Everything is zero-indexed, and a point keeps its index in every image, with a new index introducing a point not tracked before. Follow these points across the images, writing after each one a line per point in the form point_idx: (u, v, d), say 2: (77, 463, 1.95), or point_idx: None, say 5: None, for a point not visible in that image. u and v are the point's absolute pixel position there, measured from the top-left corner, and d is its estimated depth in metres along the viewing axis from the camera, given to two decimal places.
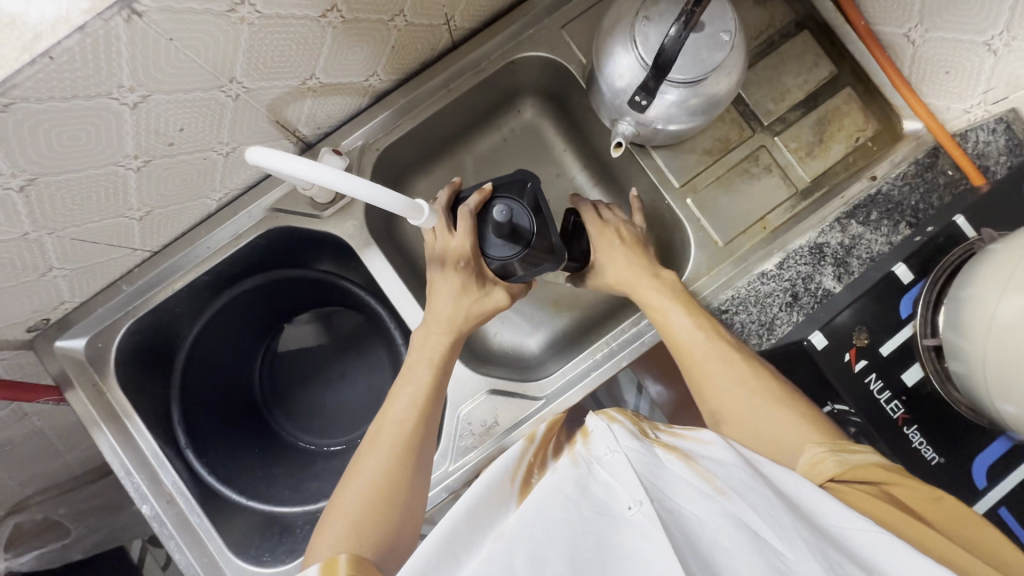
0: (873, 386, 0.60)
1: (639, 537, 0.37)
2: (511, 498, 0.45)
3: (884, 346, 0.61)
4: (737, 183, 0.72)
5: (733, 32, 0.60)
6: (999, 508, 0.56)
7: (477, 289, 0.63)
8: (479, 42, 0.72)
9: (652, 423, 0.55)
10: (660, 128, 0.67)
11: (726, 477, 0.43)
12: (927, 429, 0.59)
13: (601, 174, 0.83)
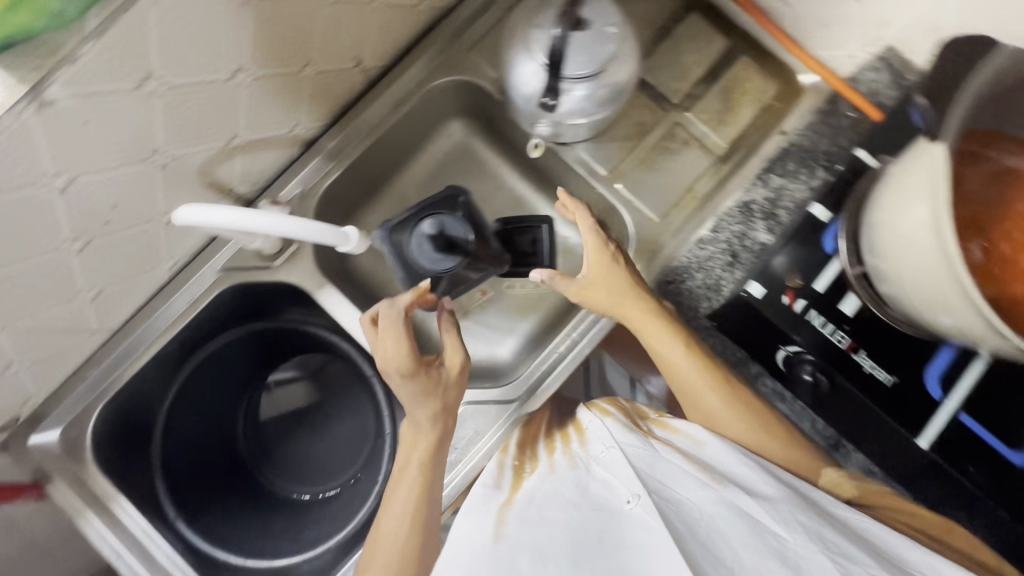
0: (816, 322, 0.62)
1: (639, 529, 0.46)
2: (503, 493, 0.58)
3: (817, 284, 0.63)
4: (661, 161, 0.76)
5: (617, 25, 0.65)
6: (961, 414, 0.58)
7: (433, 385, 0.61)
8: (394, 78, 0.76)
9: (642, 411, 0.67)
10: (575, 123, 0.70)
11: (713, 471, 0.53)
12: (876, 352, 0.61)
13: (537, 178, 0.87)
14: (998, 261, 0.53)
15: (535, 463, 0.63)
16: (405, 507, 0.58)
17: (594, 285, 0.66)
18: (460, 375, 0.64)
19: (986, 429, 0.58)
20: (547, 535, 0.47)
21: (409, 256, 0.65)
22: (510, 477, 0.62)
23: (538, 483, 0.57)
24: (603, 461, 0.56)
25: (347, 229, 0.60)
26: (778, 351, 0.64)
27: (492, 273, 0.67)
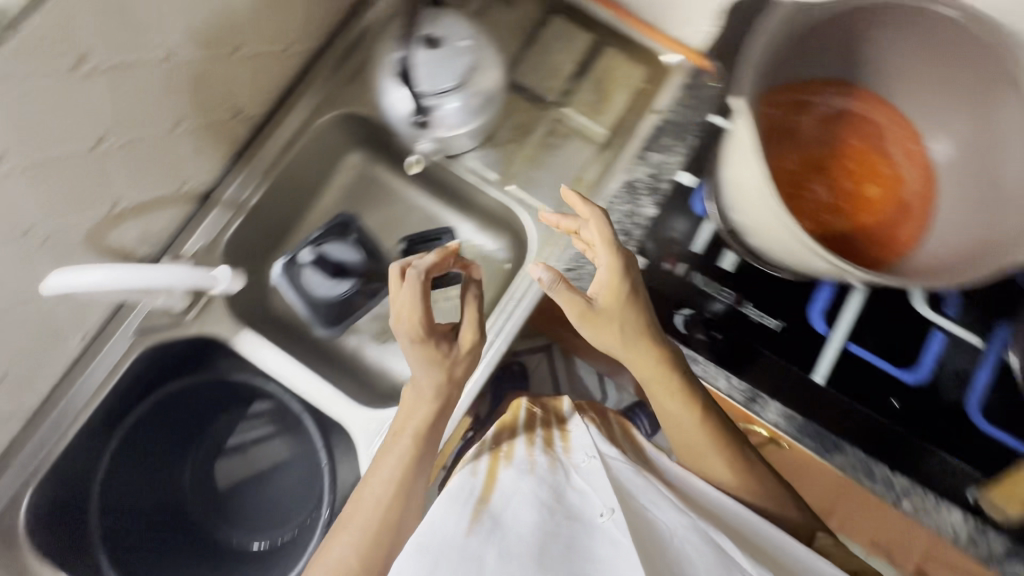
0: (699, 281, 0.66)
1: (608, 544, 0.47)
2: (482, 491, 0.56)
3: (694, 245, 0.67)
4: (547, 158, 0.79)
5: (471, 39, 0.69)
6: (848, 345, 0.62)
7: (442, 355, 0.63)
8: (280, 121, 0.79)
9: (623, 428, 0.69)
10: (452, 136, 0.73)
11: (686, 499, 0.55)
12: (761, 300, 0.64)
13: (441, 194, 0.88)
14: (842, 197, 0.57)
15: (512, 445, 0.65)
16: (380, 488, 0.60)
17: (608, 326, 0.59)
18: (470, 352, 0.65)
19: (873, 353, 0.62)
20: (516, 536, 0.49)
21: (300, 286, 0.65)
22: (484, 463, 0.62)
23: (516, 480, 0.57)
24: (586, 472, 0.56)
25: (212, 270, 0.70)
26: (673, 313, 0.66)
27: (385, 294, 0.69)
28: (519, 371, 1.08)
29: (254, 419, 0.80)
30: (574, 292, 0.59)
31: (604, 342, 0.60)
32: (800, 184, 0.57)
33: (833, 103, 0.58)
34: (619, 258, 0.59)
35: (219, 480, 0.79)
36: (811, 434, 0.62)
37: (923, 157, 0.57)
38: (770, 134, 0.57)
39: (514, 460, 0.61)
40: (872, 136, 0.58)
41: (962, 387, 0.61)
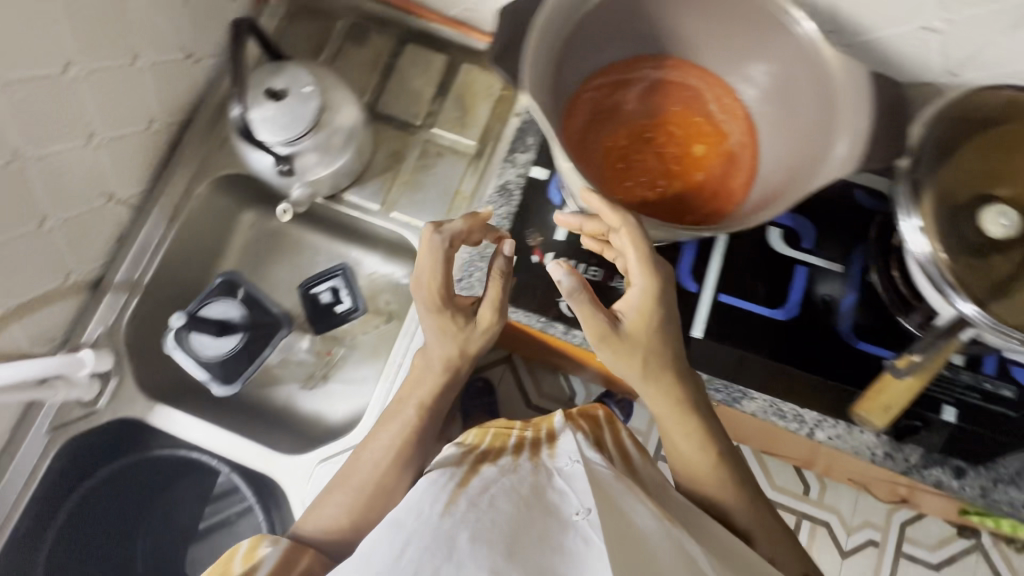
0: (570, 267, 0.70)
1: (579, 541, 0.45)
2: (454, 487, 0.55)
3: (556, 234, 0.71)
4: (424, 179, 0.82)
5: (313, 83, 0.71)
6: (719, 295, 0.65)
7: (457, 327, 0.66)
8: (158, 195, 0.81)
9: (615, 432, 0.66)
10: (319, 175, 0.76)
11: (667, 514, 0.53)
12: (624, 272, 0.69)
13: (344, 233, 0.89)
14: (674, 160, 0.60)
15: (501, 453, 0.63)
16: (341, 503, 0.65)
17: (629, 353, 0.54)
18: (487, 329, 0.67)
19: (743, 298, 0.65)
20: (491, 521, 0.48)
21: (190, 350, 0.67)
22: (465, 464, 0.61)
23: (499, 478, 0.56)
24: (567, 475, 0.55)
25: (77, 353, 0.73)
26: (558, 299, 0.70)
27: (279, 338, 0.70)
28: (482, 387, 1.08)
29: (230, 494, 0.78)
30: (598, 318, 0.53)
31: (613, 362, 0.56)
32: (633, 156, 0.60)
33: (649, 75, 0.62)
34: (653, 283, 0.53)
35: (172, 560, 0.77)
36: (723, 386, 0.64)
37: (739, 106, 0.60)
38: (592, 118, 0.61)
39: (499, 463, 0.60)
40: (691, 97, 0.61)
41: (827, 312, 0.64)
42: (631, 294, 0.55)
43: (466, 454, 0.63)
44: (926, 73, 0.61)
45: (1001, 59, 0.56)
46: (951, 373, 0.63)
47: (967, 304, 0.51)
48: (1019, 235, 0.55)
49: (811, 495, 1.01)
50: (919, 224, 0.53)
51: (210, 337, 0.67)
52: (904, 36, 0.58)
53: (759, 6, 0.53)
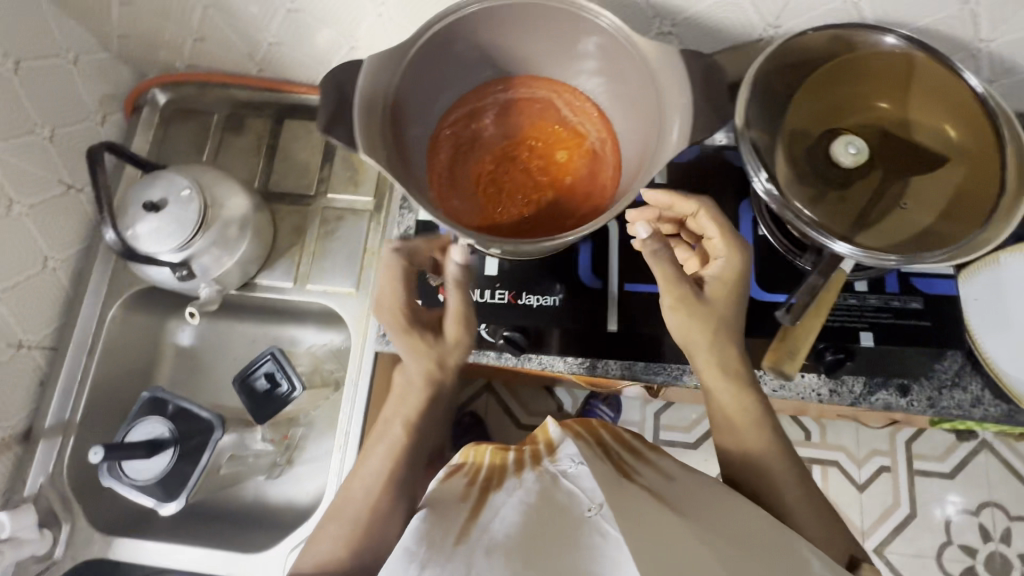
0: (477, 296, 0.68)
1: (597, 534, 0.45)
2: (465, 516, 0.52)
3: None
4: (331, 245, 0.83)
5: (190, 183, 0.72)
6: (625, 285, 0.68)
7: (427, 341, 0.59)
8: (71, 330, 0.80)
9: (615, 441, 0.65)
10: (218, 273, 0.77)
11: (682, 504, 0.51)
12: (534, 288, 0.68)
13: (276, 315, 0.89)
14: (542, 171, 0.62)
15: (503, 478, 0.58)
16: (331, 540, 0.58)
17: (710, 317, 0.58)
18: (462, 338, 0.61)
19: (647, 283, 0.68)
20: (507, 538, 0.46)
21: (128, 480, 0.67)
22: (474, 490, 0.57)
23: (507, 496, 0.53)
24: (572, 476, 0.53)
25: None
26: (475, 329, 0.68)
27: (215, 439, 0.69)
28: (470, 423, 1.08)
29: None
30: (680, 283, 0.57)
31: (690, 330, 0.58)
32: (503, 177, 0.62)
33: (499, 98, 0.64)
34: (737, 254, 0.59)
35: None
36: (661, 367, 0.68)
37: (588, 105, 0.62)
38: (456, 151, 0.63)
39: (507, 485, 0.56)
40: (543, 108, 0.64)
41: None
42: (713, 269, 0.60)
43: (472, 485, 0.58)
44: (751, 31, 0.64)
45: (806, 5, 0.60)
46: (859, 301, 0.66)
47: (840, 243, 0.54)
48: (867, 160, 0.58)
49: (814, 440, 1.06)
50: (767, 174, 0.56)
51: (144, 461, 0.67)
52: (715, 6, 0.61)
53: (561, 13, 0.55)
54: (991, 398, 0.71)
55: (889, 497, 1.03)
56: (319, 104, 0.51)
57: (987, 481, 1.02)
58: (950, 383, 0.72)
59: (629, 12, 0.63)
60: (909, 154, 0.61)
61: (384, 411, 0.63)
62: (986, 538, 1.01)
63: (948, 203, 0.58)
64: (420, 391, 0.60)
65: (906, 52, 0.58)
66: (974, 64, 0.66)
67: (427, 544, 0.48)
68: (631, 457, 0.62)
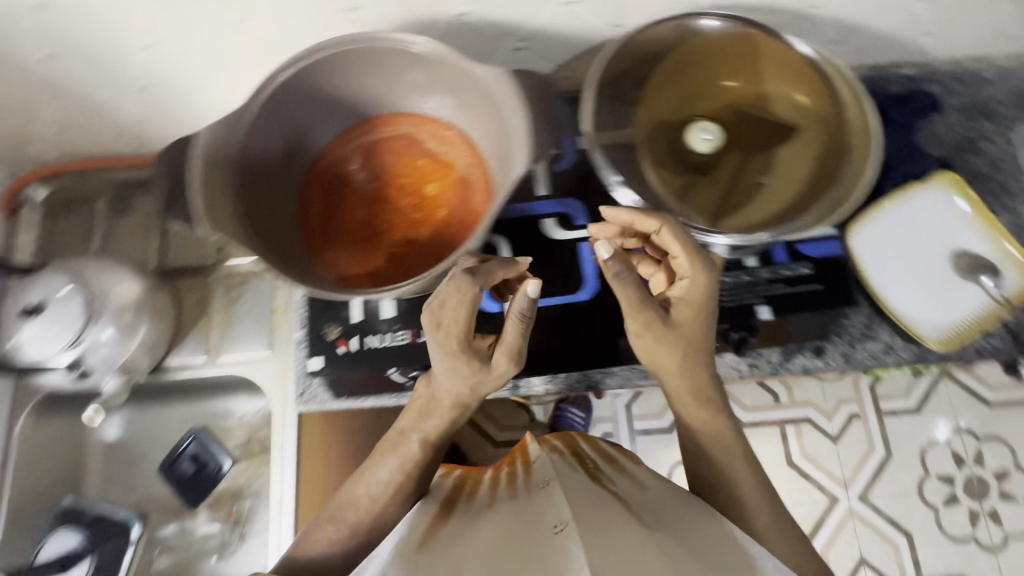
0: (376, 342, 0.66)
1: (561, 554, 0.41)
2: (430, 548, 0.48)
3: (352, 315, 0.67)
4: (237, 311, 0.81)
5: (70, 280, 0.71)
6: None
7: (469, 369, 0.52)
8: None
9: (600, 456, 0.62)
10: (116, 368, 0.74)
11: (652, 517, 0.48)
12: None
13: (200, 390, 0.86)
14: (415, 208, 0.61)
15: (480, 503, 0.56)
16: None
17: (679, 340, 0.52)
18: (509, 371, 0.53)
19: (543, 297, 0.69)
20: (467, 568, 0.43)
21: None
22: (447, 520, 0.53)
23: (479, 516, 0.52)
24: (543, 497, 0.50)
25: None
26: (386, 374, 0.67)
27: (122, 538, 0.80)
28: None
29: None
30: (645, 308, 0.51)
31: (655, 356, 0.54)
32: (377, 222, 0.61)
33: (362, 141, 0.63)
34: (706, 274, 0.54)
35: None
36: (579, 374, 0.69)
37: (451, 132, 0.62)
38: (324, 200, 0.62)
39: (481, 514, 0.53)
40: (407, 144, 0.63)
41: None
42: (679, 288, 0.55)
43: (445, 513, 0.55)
44: (597, 32, 0.65)
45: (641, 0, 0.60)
46: (754, 276, 0.71)
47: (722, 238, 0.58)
48: (722, 145, 0.61)
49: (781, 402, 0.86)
50: (620, 179, 0.58)
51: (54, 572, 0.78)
52: (553, 16, 0.61)
53: (388, 51, 0.55)
54: (901, 342, 0.74)
55: (865, 444, 0.86)
56: (154, 161, 0.51)
57: None
58: (861, 336, 0.74)
59: (475, 35, 0.63)
60: (765, 128, 0.62)
61: (403, 422, 0.60)
62: (961, 463, 0.85)
63: (806, 178, 0.61)
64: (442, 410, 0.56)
65: (745, 31, 0.58)
66: (817, 29, 0.68)
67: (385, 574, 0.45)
68: (612, 470, 0.59)
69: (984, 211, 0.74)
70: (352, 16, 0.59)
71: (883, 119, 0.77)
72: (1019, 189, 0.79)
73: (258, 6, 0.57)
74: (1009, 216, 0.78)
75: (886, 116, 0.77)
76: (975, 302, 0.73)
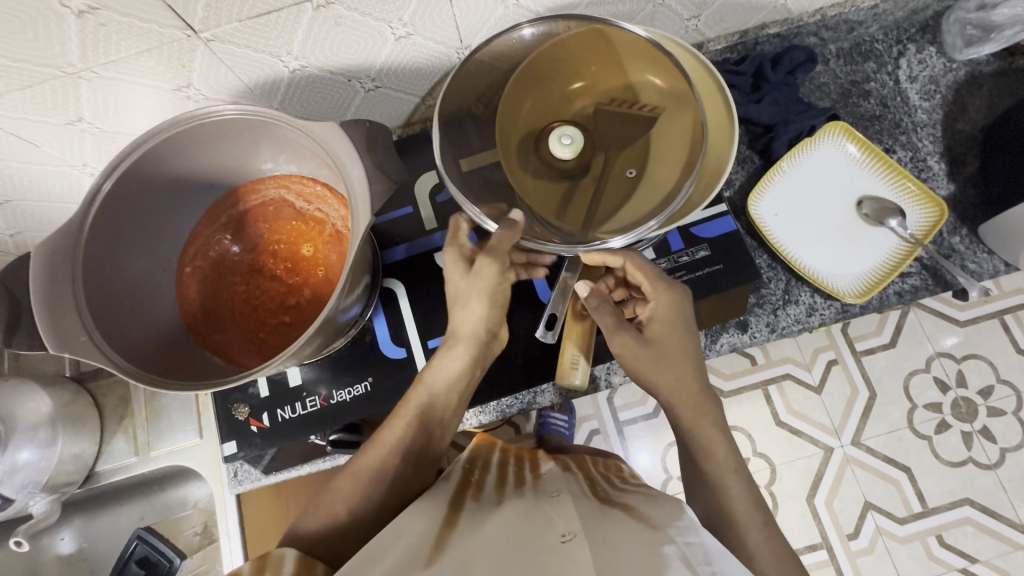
0: (288, 413, 0.65)
1: (576, 547, 0.42)
2: (447, 529, 0.50)
3: (260, 391, 0.66)
4: (161, 402, 0.80)
5: None
6: (429, 343, 0.67)
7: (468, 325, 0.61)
8: None
9: (606, 491, 0.64)
10: (37, 488, 0.71)
11: (652, 520, 0.50)
12: (342, 380, 0.66)
13: (145, 487, 0.84)
14: (293, 272, 0.60)
15: (483, 494, 0.60)
16: None
17: (658, 357, 0.59)
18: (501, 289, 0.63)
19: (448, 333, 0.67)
20: (490, 551, 0.44)
21: None
22: (466, 505, 0.56)
23: (492, 510, 0.54)
24: (561, 506, 0.53)
25: None
26: (308, 440, 0.67)
27: None
28: None
29: None
30: (618, 332, 0.59)
31: (656, 375, 0.60)
32: (258, 294, 0.60)
33: (232, 214, 0.63)
34: (667, 302, 0.59)
35: None
36: (508, 398, 0.69)
37: (317, 188, 0.60)
38: (205, 284, 0.61)
39: (499, 505, 0.55)
40: (277, 208, 0.62)
41: (519, 288, 0.69)
42: (651, 311, 0.60)
43: (459, 496, 0.58)
44: (448, 56, 0.64)
45: (478, 18, 0.59)
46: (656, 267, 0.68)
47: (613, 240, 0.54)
48: (587, 147, 0.59)
49: (760, 363, 1.19)
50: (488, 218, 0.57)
51: None
52: (394, 51, 0.60)
53: (214, 126, 0.52)
54: (822, 301, 0.73)
55: (847, 387, 1.16)
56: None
57: (921, 333, 1.16)
58: (783, 302, 0.73)
59: (323, 86, 0.62)
60: (628, 122, 0.60)
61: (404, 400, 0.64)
62: (945, 389, 1.14)
63: (688, 154, 0.57)
64: (441, 391, 0.61)
65: (583, 28, 0.58)
66: (668, 9, 0.67)
67: (404, 549, 0.46)
68: (614, 497, 0.61)
69: (874, 151, 0.74)
70: (183, 93, 0.57)
71: (762, 82, 0.76)
72: (911, 123, 0.79)
73: (84, 105, 0.55)
74: (907, 153, 0.78)
75: (764, 79, 0.76)
76: (889, 245, 0.72)
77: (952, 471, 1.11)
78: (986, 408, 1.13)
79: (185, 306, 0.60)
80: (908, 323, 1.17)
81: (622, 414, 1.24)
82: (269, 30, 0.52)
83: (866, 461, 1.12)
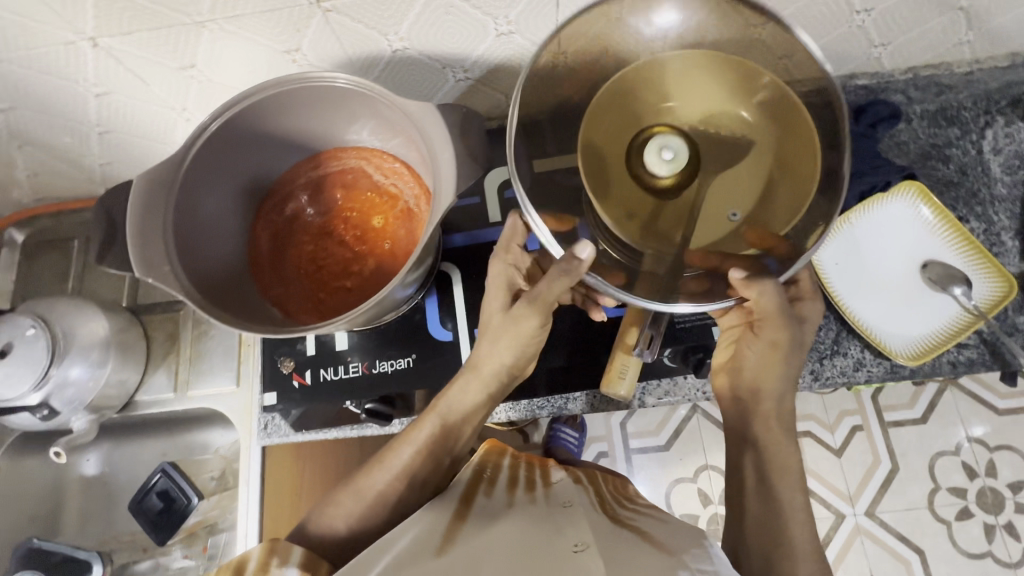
0: (330, 375, 0.67)
1: (587, 556, 0.42)
2: (456, 526, 0.51)
3: (307, 349, 0.68)
4: (204, 346, 0.83)
5: (39, 321, 0.71)
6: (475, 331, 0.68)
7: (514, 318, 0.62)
8: None
9: (614, 508, 0.64)
10: (82, 407, 0.74)
11: (664, 543, 0.50)
12: (386, 352, 0.67)
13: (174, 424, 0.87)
14: (360, 241, 0.63)
15: (496, 492, 0.60)
16: None
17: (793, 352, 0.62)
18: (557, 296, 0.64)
19: None
20: (500, 552, 0.45)
21: None
22: (479, 503, 0.57)
23: (505, 512, 0.54)
24: (573, 516, 0.53)
25: None
26: (342, 405, 0.68)
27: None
28: None
29: None
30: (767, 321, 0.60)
31: (772, 369, 0.61)
32: (324, 255, 0.63)
33: (311, 176, 0.65)
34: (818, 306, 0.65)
35: None
36: (545, 399, 0.70)
37: (396, 164, 0.63)
38: (275, 238, 0.64)
39: (513, 506, 0.56)
40: (355, 177, 0.64)
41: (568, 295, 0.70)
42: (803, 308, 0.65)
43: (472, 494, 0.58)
44: None
45: None
46: None
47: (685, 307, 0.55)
48: (687, 164, 0.55)
49: None
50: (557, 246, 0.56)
51: None
52: (491, 47, 0.62)
53: (321, 91, 0.55)
54: (872, 358, 0.71)
55: (869, 455, 1.12)
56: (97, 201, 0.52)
57: (955, 415, 1.12)
58: (830, 352, 0.72)
59: (418, 69, 0.65)
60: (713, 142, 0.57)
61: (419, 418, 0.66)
62: (973, 476, 1.10)
63: (771, 171, 0.55)
64: (459, 423, 0.63)
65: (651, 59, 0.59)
66: None
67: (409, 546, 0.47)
68: (627, 516, 0.61)
69: (948, 217, 0.73)
70: (291, 56, 0.60)
71: None
72: (988, 196, 0.78)
73: (199, 53, 0.58)
74: (980, 225, 0.78)
75: None
76: (949, 313, 0.70)
77: (967, 561, 1.07)
78: (1013, 503, 1.08)
79: (255, 255, 0.63)
80: (943, 401, 1.13)
81: (633, 441, 1.22)
82: (385, 9, 0.54)
83: (878, 534, 1.09)
